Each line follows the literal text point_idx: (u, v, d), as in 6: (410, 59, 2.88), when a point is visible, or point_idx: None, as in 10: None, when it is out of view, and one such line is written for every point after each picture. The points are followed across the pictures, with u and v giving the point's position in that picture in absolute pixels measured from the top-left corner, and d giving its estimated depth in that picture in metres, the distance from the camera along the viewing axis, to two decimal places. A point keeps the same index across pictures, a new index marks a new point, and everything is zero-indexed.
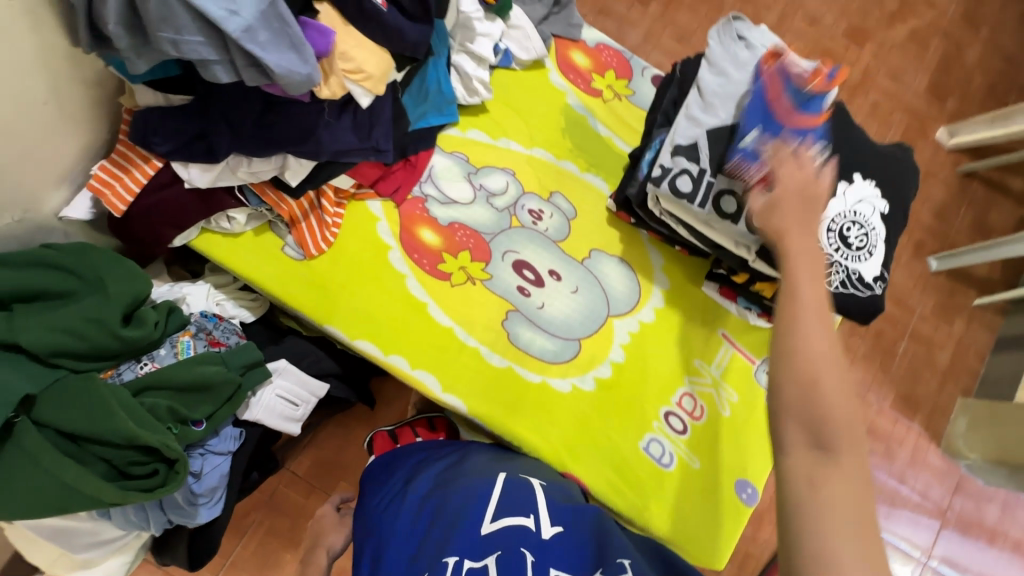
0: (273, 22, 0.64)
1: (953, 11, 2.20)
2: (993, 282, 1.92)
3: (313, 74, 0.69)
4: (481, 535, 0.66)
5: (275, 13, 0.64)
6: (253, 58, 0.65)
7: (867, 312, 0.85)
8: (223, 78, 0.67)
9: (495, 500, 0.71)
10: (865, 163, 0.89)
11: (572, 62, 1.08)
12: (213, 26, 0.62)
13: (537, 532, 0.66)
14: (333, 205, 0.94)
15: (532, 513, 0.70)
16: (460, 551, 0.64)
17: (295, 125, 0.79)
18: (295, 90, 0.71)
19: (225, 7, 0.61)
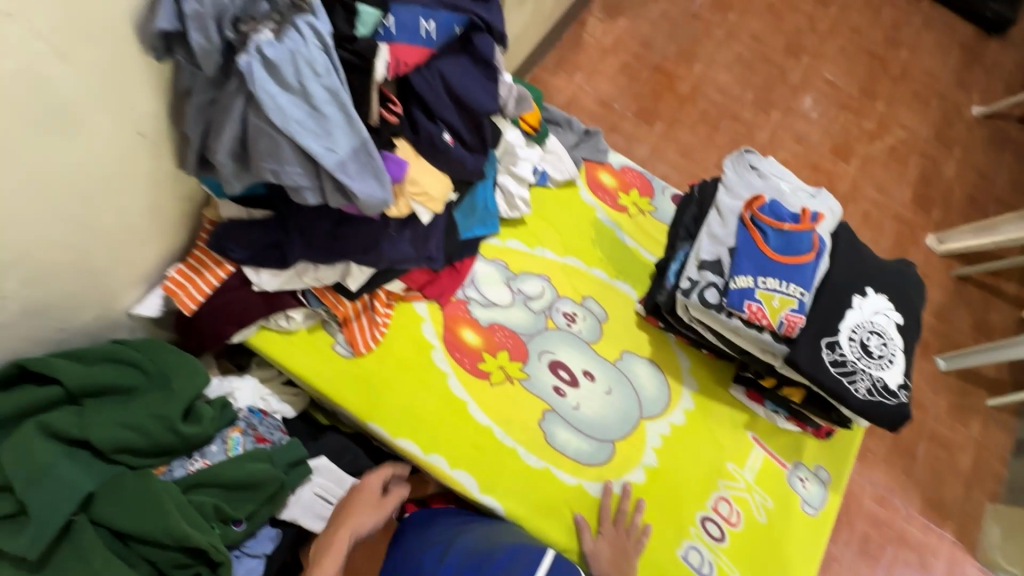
0: (362, 157, 0.74)
1: (926, 132, 2.45)
2: (1002, 383, 1.96)
3: (387, 197, 0.78)
4: None
5: (365, 149, 0.74)
6: (340, 184, 0.75)
7: (895, 420, 0.88)
8: (310, 200, 0.76)
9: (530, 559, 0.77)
10: (874, 278, 0.97)
11: (600, 182, 1.21)
12: (312, 159, 0.72)
13: None
14: (383, 306, 1.01)
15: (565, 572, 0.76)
16: None
17: (362, 238, 0.89)
18: (370, 209, 0.79)
19: (325, 145, 0.71)
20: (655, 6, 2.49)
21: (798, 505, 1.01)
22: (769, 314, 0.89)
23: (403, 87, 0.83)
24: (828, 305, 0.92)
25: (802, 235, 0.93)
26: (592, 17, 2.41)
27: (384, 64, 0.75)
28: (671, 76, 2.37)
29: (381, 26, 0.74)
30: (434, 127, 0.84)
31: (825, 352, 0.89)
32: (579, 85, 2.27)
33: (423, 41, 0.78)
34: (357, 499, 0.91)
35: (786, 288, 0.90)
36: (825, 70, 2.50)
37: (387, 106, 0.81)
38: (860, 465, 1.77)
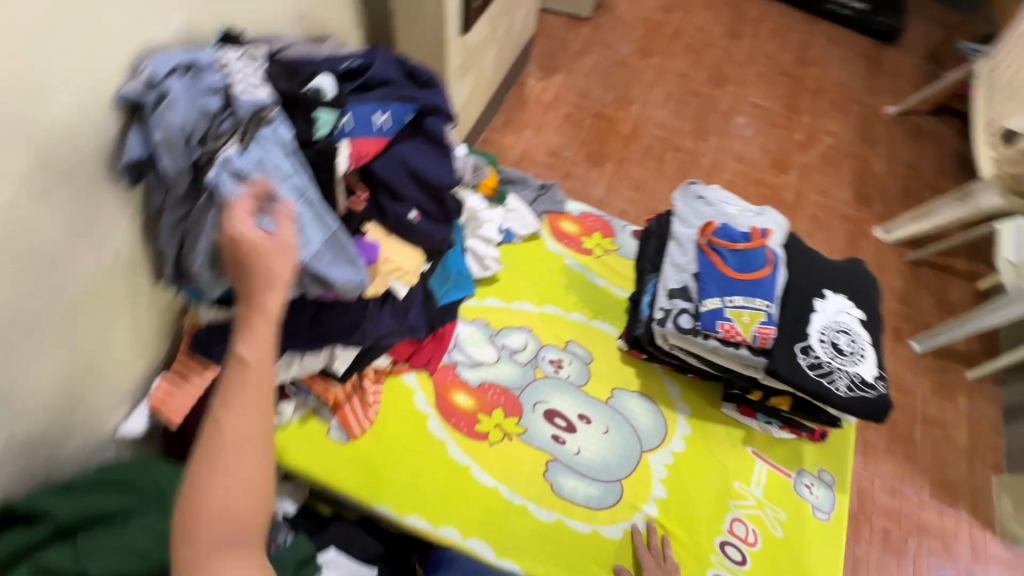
0: (335, 246, 0.78)
1: (851, 136, 2.65)
2: (976, 354, 2.04)
3: (364, 279, 0.81)
4: None
5: (337, 240, 0.78)
6: (316, 275, 0.78)
7: (878, 411, 0.92)
8: (289, 293, 0.78)
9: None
10: (830, 280, 1.03)
11: (563, 230, 1.27)
12: None
13: None
14: (373, 384, 1.01)
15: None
16: None
17: (344, 321, 0.90)
18: (348, 294, 0.81)
19: (298, 241, 0.74)
20: (586, 60, 2.69)
21: (810, 512, 1.02)
22: (742, 329, 0.93)
23: (367, 176, 0.87)
24: (794, 312, 0.97)
25: (756, 252, 0.99)
26: (530, 78, 2.59)
27: (344, 159, 0.79)
28: (611, 119, 2.53)
29: (339, 125, 0.78)
30: (401, 207, 0.89)
31: (801, 356, 0.93)
32: (528, 140, 2.41)
33: (378, 132, 0.82)
34: (249, 261, 0.62)
35: (753, 303, 0.95)
36: (749, 94, 2.71)
37: (352, 195, 0.86)
38: (864, 459, 1.79)
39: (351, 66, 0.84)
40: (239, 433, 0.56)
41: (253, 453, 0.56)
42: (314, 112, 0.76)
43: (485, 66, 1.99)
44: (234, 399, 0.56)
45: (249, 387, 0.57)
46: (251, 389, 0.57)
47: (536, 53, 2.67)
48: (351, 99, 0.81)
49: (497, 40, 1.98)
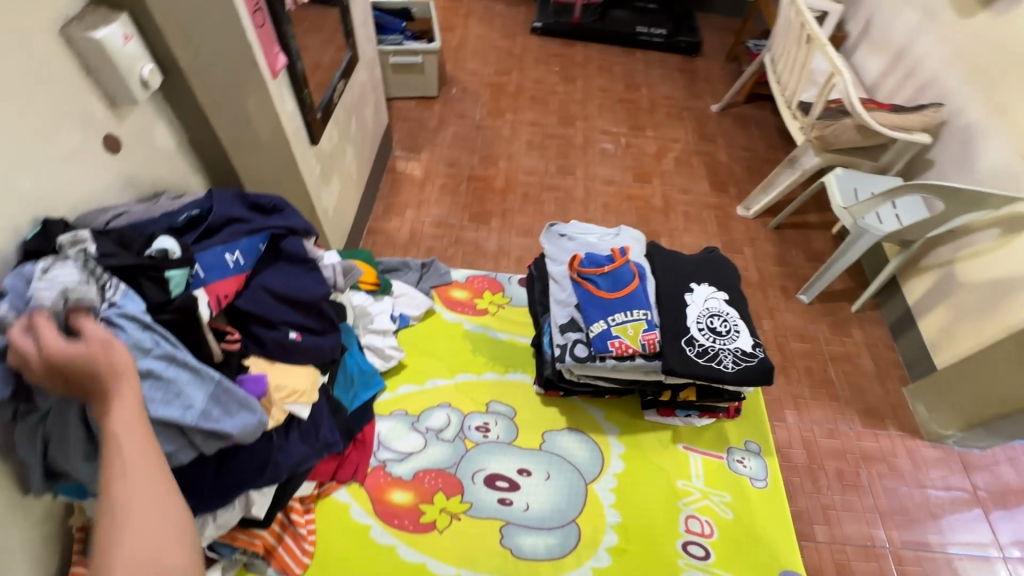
0: (222, 396, 0.74)
1: (692, 137, 3.01)
2: (853, 288, 2.30)
3: (263, 418, 0.77)
4: None
5: (222, 389, 0.74)
6: (208, 431, 0.73)
7: (766, 373, 1.02)
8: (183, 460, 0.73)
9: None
10: (692, 273, 1.14)
11: (455, 298, 1.32)
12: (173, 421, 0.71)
13: None
14: (303, 515, 0.97)
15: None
16: None
17: (253, 461, 0.85)
18: (250, 439, 0.77)
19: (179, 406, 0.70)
20: (445, 133, 2.87)
21: (749, 485, 1.08)
22: (631, 342, 1.01)
23: (233, 314, 0.87)
24: (671, 311, 1.06)
25: (622, 270, 1.09)
26: (399, 162, 2.71)
27: (206, 305, 0.80)
28: (485, 179, 2.69)
29: (192, 277, 0.79)
30: (278, 332, 0.89)
31: (687, 348, 1.02)
32: (413, 219, 2.49)
33: (234, 269, 0.85)
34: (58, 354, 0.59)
35: (632, 315, 1.04)
36: (597, 125, 3.01)
37: (225, 337, 0.84)
38: (798, 412, 1.93)
39: (190, 216, 0.86)
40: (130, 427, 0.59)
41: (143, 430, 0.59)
42: (164, 272, 0.75)
43: (348, 165, 2.06)
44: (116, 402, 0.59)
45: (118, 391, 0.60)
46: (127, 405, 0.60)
47: (398, 138, 2.81)
48: (196, 248, 0.83)
49: (352, 139, 2.07)
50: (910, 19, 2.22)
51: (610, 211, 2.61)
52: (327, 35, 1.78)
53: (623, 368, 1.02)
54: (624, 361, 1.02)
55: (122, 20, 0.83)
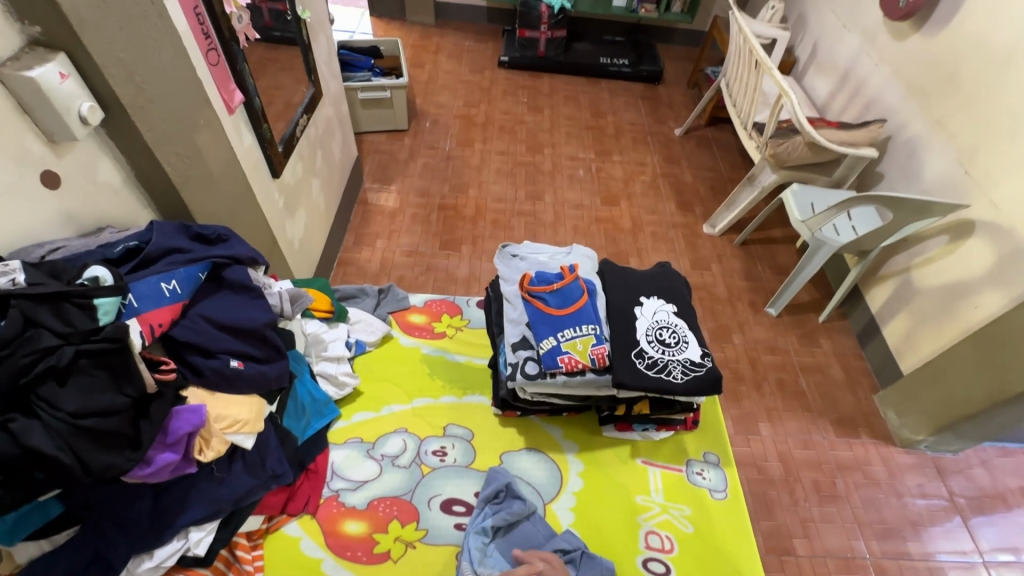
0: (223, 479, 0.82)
1: (657, 160, 3.09)
2: (819, 299, 2.35)
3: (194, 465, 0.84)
4: None
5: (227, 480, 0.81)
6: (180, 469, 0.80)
7: (715, 382, 1.03)
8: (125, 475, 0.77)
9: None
10: (642, 287, 1.16)
11: (412, 322, 1.33)
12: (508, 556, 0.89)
13: None
14: (250, 551, 0.94)
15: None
16: None
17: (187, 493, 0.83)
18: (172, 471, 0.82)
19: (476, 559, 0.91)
20: (416, 164, 2.92)
21: (708, 498, 1.08)
22: (581, 357, 1.01)
23: (168, 344, 0.87)
24: (620, 324, 1.08)
25: (571, 286, 1.11)
26: (369, 194, 2.73)
27: (138, 334, 0.79)
28: (455, 207, 2.72)
29: (124, 306, 0.78)
30: (218, 361, 0.88)
31: (637, 361, 1.02)
32: (384, 249, 2.50)
33: (170, 298, 0.84)
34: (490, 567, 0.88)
35: (581, 331, 1.05)
36: (564, 152, 3.09)
37: (160, 366, 0.82)
38: (772, 425, 1.93)
39: (128, 246, 0.86)
40: None
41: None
42: (93, 300, 0.75)
43: (314, 197, 2.08)
44: None
45: None
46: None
47: (368, 171, 2.85)
48: (131, 278, 0.82)
49: (318, 171, 2.10)
50: (853, 42, 2.34)
51: (580, 234, 2.66)
52: (289, 74, 1.82)
53: (575, 384, 1.03)
54: (575, 376, 1.02)
55: (59, 59, 0.84)
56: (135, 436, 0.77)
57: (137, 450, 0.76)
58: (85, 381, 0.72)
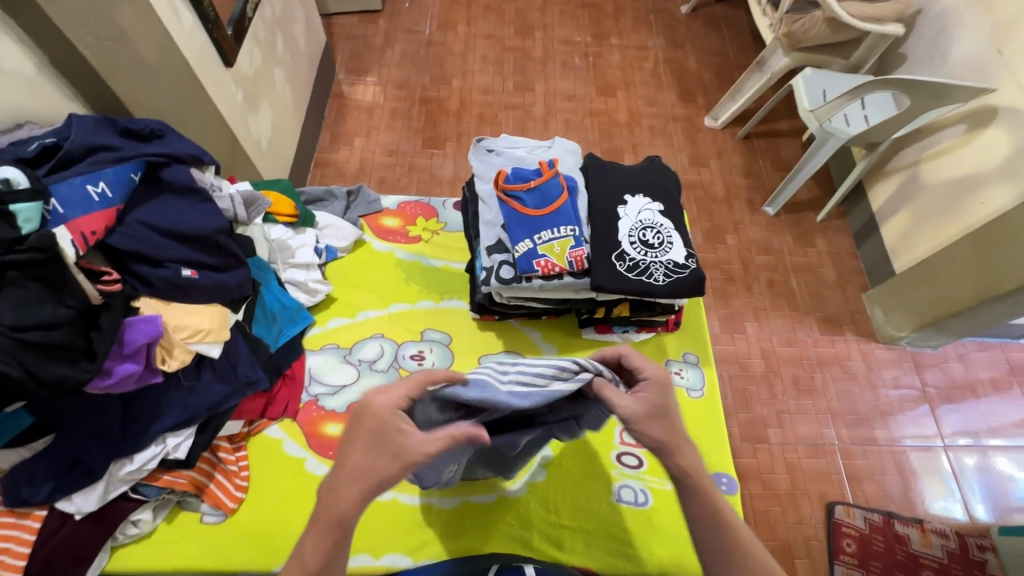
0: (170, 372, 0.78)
1: (659, 42, 2.80)
2: (819, 197, 2.24)
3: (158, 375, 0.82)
4: None
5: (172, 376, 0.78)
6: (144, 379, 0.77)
7: (697, 284, 0.99)
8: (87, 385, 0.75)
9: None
10: (627, 185, 1.08)
11: (386, 227, 1.26)
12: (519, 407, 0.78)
13: None
14: (233, 453, 0.96)
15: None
16: None
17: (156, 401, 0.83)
18: (132, 383, 0.80)
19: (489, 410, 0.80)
20: (393, 51, 2.64)
21: (685, 396, 1.09)
22: (558, 260, 0.96)
23: (109, 252, 0.80)
24: (601, 225, 1.01)
25: (549, 184, 1.02)
26: (344, 86, 2.51)
27: (69, 243, 0.72)
28: (438, 100, 2.51)
29: (48, 212, 0.71)
30: (168, 270, 0.84)
31: (617, 264, 0.97)
32: (363, 147, 2.35)
33: (100, 202, 0.77)
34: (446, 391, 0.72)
35: (559, 232, 0.98)
36: (557, 34, 2.78)
37: (102, 277, 0.77)
38: (758, 324, 1.94)
39: (44, 145, 0.77)
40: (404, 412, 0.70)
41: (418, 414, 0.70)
42: (9, 207, 0.67)
43: (279, 90, 1.89)
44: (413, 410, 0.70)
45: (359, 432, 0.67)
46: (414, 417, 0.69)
47: (340, 60, 2.58)
48: (51, 181, 0.74)
49: (279, 59, 1.88)
50: None
51: (572, 129, 2.48)
52: None
53: (552, 288, 0.99)
54: (553, 280, 0.98)
55: None
56: (88, 347, 0.73)
57: (93, 361, 0.73)
58: (20, 293, 0.67)
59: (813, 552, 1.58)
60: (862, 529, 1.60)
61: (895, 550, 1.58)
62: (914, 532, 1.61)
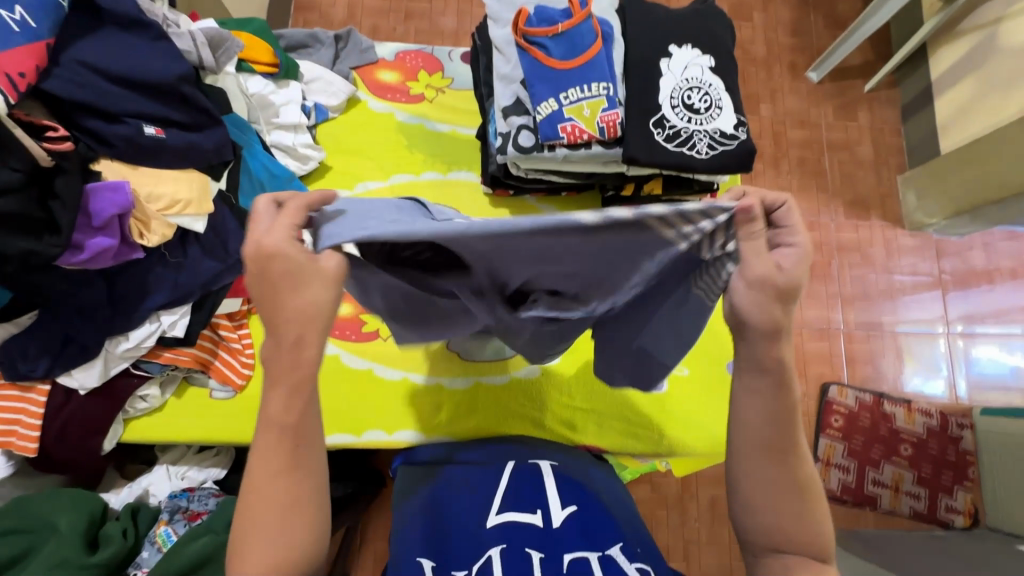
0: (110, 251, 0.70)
1: None
2: (871, 63, 1.92)
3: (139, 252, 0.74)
4: (486, 528, 0.62)
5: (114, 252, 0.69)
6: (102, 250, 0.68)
7: (745, 159, 0.86)
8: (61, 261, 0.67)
9: (501, 495, 0.67)
10: (673, 33, 0.89)
11: (383, 82, 1.08)
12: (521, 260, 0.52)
13: (545, 526, 0.62)
14: (234, 331, 0.91)
15: (540, 505, 0.65)
16: (460, 545, 0.60)
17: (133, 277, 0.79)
18: (108, 260, 0.71)
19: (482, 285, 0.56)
20: None
21: None
22: (587, 126, 0.82)
23: (49, 103, 0.67)
24: (640, 83, 0.85)
25: (581, 28, 0.84)
26: None
27: None
28: None
29: None
30: (127, 127, 0.71)
31: (655, 132, 0.83)
32: None
33: (23, 36, 0.61)
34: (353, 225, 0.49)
35: (590, 91, 0.83)
36: None
37: (47, 134, 0.64)
38: None
39: None
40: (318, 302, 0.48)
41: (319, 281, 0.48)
42: None
43: None
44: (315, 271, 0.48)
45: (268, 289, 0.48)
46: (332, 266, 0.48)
47: None
48: None
49: None
50: None
51: None
52: None
53: (575, 160, 0.86)
54: (580, 151, 0.85)
55: None
56: (50, 219, 0.64)
57: (58, 235, 0.64)
58: None
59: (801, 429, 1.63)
60: (851, 407, 1.64)
61: (878, 426, 1.64)
62: (901, 411, 1.65)
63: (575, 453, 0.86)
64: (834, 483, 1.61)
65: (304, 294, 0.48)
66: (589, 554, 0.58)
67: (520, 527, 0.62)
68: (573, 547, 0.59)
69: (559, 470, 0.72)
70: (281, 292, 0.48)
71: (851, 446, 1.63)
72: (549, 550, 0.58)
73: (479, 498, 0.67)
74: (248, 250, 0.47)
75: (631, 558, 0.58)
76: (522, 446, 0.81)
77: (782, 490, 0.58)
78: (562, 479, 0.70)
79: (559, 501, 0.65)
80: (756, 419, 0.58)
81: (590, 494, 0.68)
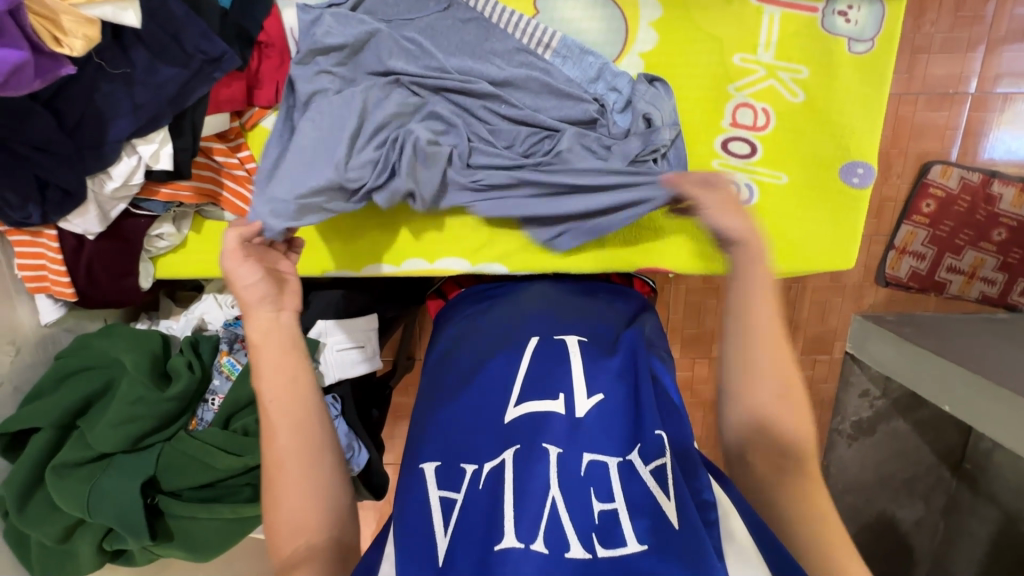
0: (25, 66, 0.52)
1: None
2: None
3: (67, 70, 0.56)
4: (504, 424, 0.58)
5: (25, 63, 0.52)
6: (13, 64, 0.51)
7: None
8: None
9: (521, 379, 0.61)
10: None
11: None
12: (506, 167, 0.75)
13: (568, 414, 0.58)
14: (234, 156, 0.76)
15: (563, 389, 0.60)
16: (478, 456, 0.57)
17: (88, 105, 0.64)
18: (29, 83, 0.53)
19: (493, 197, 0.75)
20: None
21: (840, 51, 0.73)
22: None
23: None
24: None
25: None
26: None
27: None
28: None
29: None
30: None
31: None
32: None
33: None
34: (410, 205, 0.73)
35: None
36: None
37: None
38: None
39: None
40: (264, 330, 0.63)
41: (277, 336, 0.63)
42: None
43: None
44: (248, 295, 0.63)
45: (274, 349, 0.62)
46: (276, 317, 0.64)
47: None
48: None
49: None
50: None
51: None
52: None
53: None
54: None
55: None
56: None
57: None
58: None
59: (882, 218, 1.28)
60: (952, 192, 1.23)
61: (975, 212, 1.24)
62: (1010, 192, 1.22)
63: (607, 314, 0.72)
64: (903, 272, 1.29)
65: (253, 325, 0.63)
66: (609, 459, 0.55)
67: (538, 421, 0.57)
68: (592, 449, 0.56)
69: (589, 355, 0.64)
70: (255, 285, 0.63)
71: (938, 233, 1.26)
72: (569, 446, 0.55)
73: (503, 378, 0.62)
74: (257, 275, 0.63)
75: (646, 459, 0.56)
76: (542, 312, 0.70)
77: (781, 391, 0.62)
78: (591, 364, 0.63)
79: (584, 389, 0.60)
80: (772, 362, 0.62)
81: (636, 390, 0.61)
